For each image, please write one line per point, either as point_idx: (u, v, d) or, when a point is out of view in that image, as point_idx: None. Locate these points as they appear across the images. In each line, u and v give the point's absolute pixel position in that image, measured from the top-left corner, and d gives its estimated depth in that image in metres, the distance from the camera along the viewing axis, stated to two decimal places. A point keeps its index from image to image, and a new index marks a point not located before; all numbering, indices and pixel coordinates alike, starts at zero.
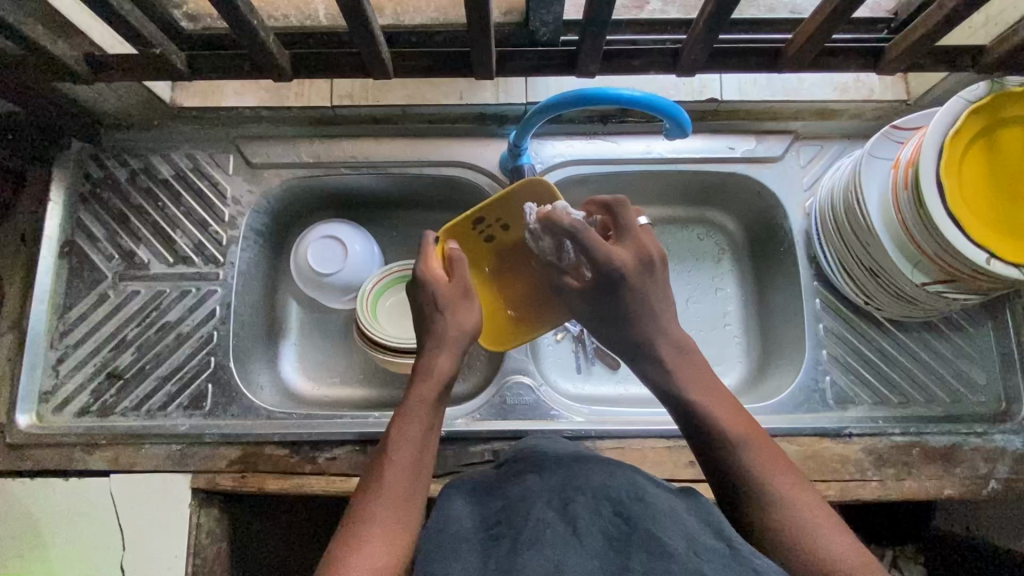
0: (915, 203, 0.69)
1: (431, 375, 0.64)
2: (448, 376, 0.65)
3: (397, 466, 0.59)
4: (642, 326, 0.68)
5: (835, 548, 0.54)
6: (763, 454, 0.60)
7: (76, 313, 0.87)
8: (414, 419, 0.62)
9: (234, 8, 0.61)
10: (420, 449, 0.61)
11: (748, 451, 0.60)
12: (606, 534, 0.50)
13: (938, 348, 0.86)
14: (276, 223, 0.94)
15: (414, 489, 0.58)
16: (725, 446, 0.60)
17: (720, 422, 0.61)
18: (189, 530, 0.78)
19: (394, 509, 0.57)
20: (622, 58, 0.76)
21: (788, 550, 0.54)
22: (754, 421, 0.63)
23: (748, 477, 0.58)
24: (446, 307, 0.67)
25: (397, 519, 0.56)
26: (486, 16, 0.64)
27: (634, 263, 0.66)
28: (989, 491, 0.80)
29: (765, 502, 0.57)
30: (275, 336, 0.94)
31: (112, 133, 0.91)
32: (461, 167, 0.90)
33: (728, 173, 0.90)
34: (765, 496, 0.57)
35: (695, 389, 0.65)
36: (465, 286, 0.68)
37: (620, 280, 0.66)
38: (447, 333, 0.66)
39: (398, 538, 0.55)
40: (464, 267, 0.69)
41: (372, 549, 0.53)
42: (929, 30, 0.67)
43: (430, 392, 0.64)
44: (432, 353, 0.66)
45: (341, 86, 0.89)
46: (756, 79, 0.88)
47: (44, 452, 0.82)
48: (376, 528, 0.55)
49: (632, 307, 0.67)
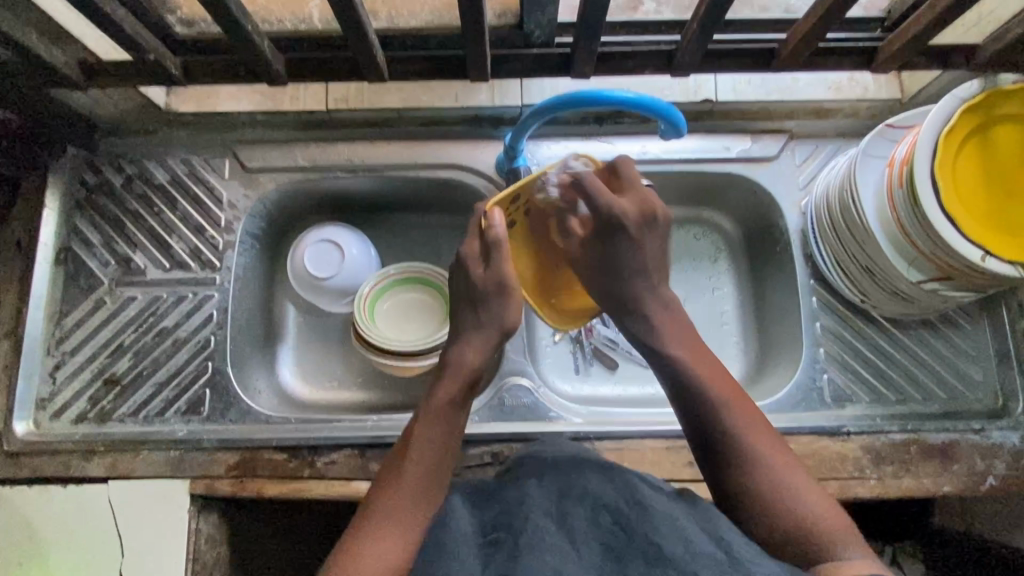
0: (910, 201, 0.69)
1: (459, 370, 0.66)
2: (475, 371, 0.66)
3: (418, 460, 0.61)
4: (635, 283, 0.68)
5: (816, 510, 0.57)
6: (746, 414, 0.62)
7: (73, 319, 0.87)
8: (437, 416, 0.63)
9: (228, 13, 0.61)
10: (441, 447, 0.62)
11: (733, 414, 0.62)
12: (604, 543, 0.51)
13: (935, 345, 0.86)
14: (272, 228, 0.94)
15: (431, 483, 0.60)
16: (710, 406, 0.62)
17: (704, 382, 0.63)
18: (189, 536, 0.78)
19: (412, 503, 0.59)
20: (616, 59, 0.76)
21: (774, 513, 0.57)
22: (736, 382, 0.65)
23: (735, 439, 0.60)
24: (484, 302, 0.66)
25: (413, 514, 0.58)
26: (480, 17, 0.64)
27: (635, 213, 0.67)
28: (986, 488, 0.80)
29: (750, 468, 0.59)
30: (273, 340, 0.94)
31: (107, 139, 0.90)
32: (456, 169, 0.90)
33: (724, 173, 0.90)
34: (750, 456, 0.60)
35: (682, 351, 0.66)
36: (504, 277, 0.66)
37: (622, 229, 0.67)
38: (485, 325, 0.67)
39: (409, 531, 0.56)
40: (504, 254, 0.66)
41: (387, 542, 0.55)
42: (923, 29, 0.67)
43: (455, 386, 0.65)
44: (463, 345, 0.67)
45: (336, 90, 0.90)
46: (749, 78, 0.89)
47: (42, 460, 0.81)
48: (390, 521, 0.57)
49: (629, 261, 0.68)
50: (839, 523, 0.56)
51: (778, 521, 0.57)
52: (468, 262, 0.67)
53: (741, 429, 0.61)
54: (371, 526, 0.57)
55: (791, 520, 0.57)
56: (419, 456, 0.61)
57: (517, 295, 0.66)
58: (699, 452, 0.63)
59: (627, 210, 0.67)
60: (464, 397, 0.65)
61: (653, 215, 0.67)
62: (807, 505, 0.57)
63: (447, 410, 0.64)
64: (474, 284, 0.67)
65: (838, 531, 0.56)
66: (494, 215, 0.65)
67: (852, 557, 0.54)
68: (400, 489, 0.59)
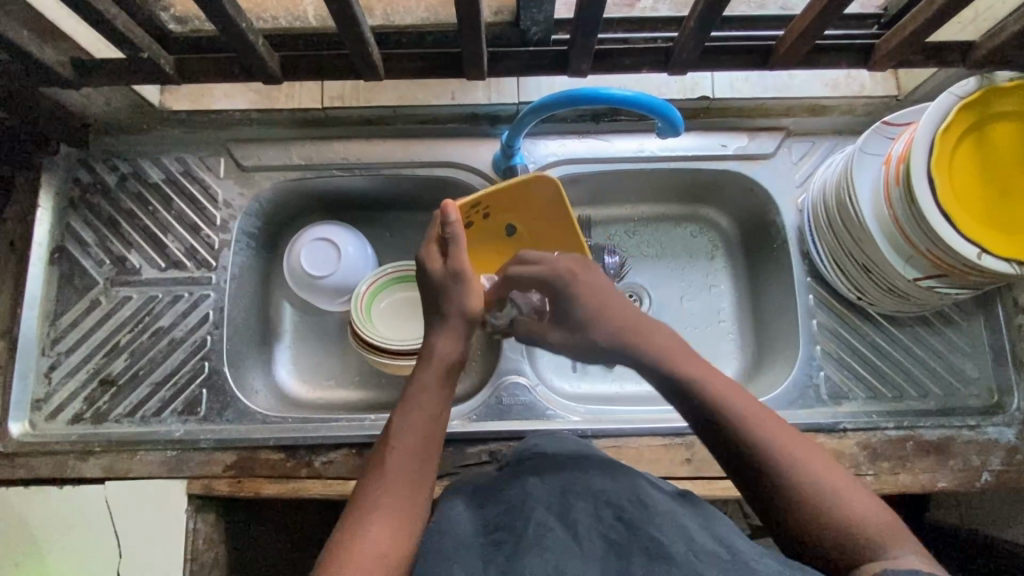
0: (906, 199, 0.69)
1: (435, 361, 0.66)
2: (448, 359, 0.66)
3: (400, 452, 0.60)
4: (602, 326, 0.67)
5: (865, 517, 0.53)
6: (774, 429, 0.58)
7: (68, 319, 0.86)
8: (414, 404, 0.63)
9: (223, 12, 0.61)
10: (425, 431, 0.62)
11: (763, 430, 0.58)
12: (606, 538, 0.51)
13: (930, 342, 0.87)
14: (268, 226, 0.94)
15: (417, 474, 0.60)
16: (735, 426, 0.58)
17: (727, 403, 0.59)
18: (186, 536, 0.78)
19: (399, 495, 0.58)
20: (612, 58, 0.76)
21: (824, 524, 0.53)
22: (757, 400, 0.61)
23: (771, 457, 0.56)
24: (444, 293, 0.67)
25: (403, 505, 0.58)
26: (476, 16, 0.64)
27: (573, 264, 0.69)
28: (982, 483, 0.80)
29: (790, 482, 0.55)
30: (269, 339, 0.94)
31: (100, 138, 0.90)
32: (453, 168, 0.89)
33: (720, 170, 0.90)
34: (787, 471, 0.55)
35: (696, 375, 0.62)
36: (462, 266, 0.66)
37: (560, 285, 0.68)
38: (451, 316, 0.67)
39: (401, 523, 0.56)
40: (461, 246, 0.66)
41: (375, 536, 0.54)
42: (919, 27, 0.67)
43: (433, 376, 0.65)
44: (433, 338, 0.67)
45: (331, 88, 0.89)
46: (747, 76, 0.88)
47: (39, 460, 0.81)
48: (382, 511, 0.56)
49: (586, 313, 0.68)
50: (882, 519, 0.53)
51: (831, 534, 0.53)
52: (423, 263, 0.68)
53: (774, 443, 0.57)
54: (357, 523, 0.56)
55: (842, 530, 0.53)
56: (401, 449, 0.61)
57: (474, 284, 0.68)
58: (741, 481, 0.58)
59: (563, 265, 0.69)
60: (443, 385, 0.65)
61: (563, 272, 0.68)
62: (851, 506, 0.54)
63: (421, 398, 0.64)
64: (432, 279, 0.67)
65: (881, 527, 0.53)
66: (451, 210, 0.64)
67: (899, 554, 0.51)
68: (387, 486, 0.58)
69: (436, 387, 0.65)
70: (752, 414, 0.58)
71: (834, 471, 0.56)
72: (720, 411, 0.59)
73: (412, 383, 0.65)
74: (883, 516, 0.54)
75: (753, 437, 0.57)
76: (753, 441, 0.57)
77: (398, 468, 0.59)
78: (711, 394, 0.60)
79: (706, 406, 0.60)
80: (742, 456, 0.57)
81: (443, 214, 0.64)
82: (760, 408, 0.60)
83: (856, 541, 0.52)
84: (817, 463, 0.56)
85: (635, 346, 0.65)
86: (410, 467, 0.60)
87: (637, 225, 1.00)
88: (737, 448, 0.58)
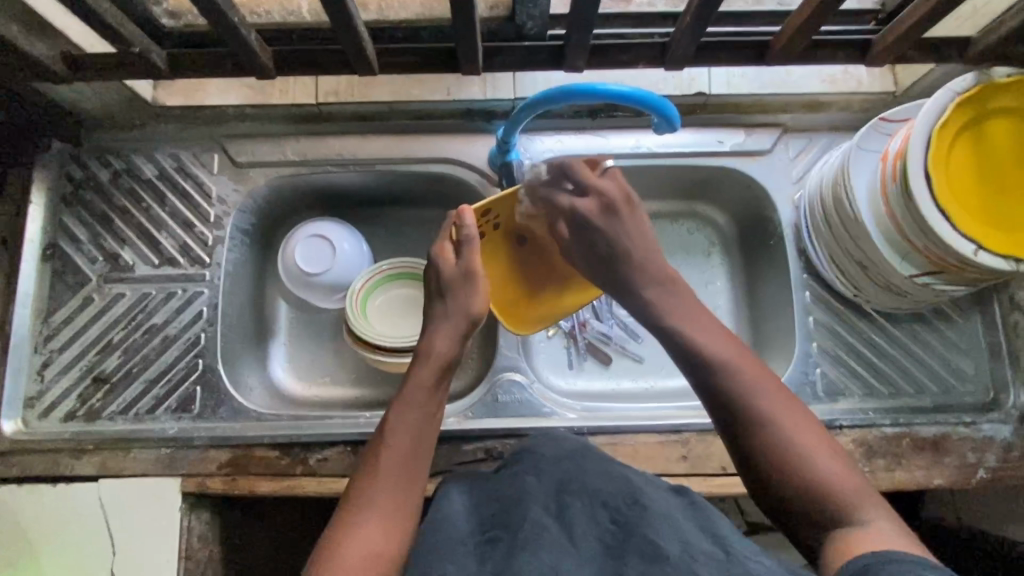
0: (903, 196, 0.69)
1: (433, 358, 0.65)
2: (446, 357, 0.65)
3: (394, 450, 0.60)
4: (627, 265, 0.68)
5: (835, 476, 0.54)
6: (756, 377, 0.59)
7: (61, 316, 0.86)
8: (411, 403, 0.63)
9: (216, 6, 0.61)
10: (418, 432, 0.62)
11: (744, 378, 0.58)
12: (602, 541, 0.50)
13: (927, 339, 0.87)
14: (263, 222, 0.93)
15: (410, 472, 0.59)
16: (715, 371, 0.59)
17: (709, 349, 0.60)
18: (180, 534, 0.77)
19: (391, 493, 0.58)
20: (609, 53, 0.75)
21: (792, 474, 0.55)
22: (746, 349, 0.62)
23: (749, 405, 0.57)
24: (451, 291, 0.67)
25: (392, 506, 0.57)
26: (471, 10, 0.64)
27: (596, 208, 0.70)
28: (977, 480, 0.80)
29: (773, 444, 0.56)
30: (264, 336, 0.93)
31: (93, 134, 0.89)
32: (448, 164, 0.89)
33: (717, 167, 0.90)
34: (763, 420, 0.57)
35: (684, 321, 0.64)
36: (474, 267, 0.67)
37: (585, 224, 0.70)
38: (453, 315, 0.67)
39: (391, 525, 0.56)
40: (475, 251, 0.68)
41: (365, 535, 0.55)
42: (916, 23, 0.67)
43: (430, 375, 0.64)
44: (432, 336, 0.66)
45: (327, 83, 0.89)
46: (744, 71, 0.89)
47: (31, 458, 0.81)
48: (370, 512, 0.56)
49: (614, 248, 0.69)
50: (856, 488, 0.54)
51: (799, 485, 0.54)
52: (436, 259, 0.68)
53: (762, 405, 0.57)
54: (351, 521, 0.56)
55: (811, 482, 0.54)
56: (394, 448, 0.60)
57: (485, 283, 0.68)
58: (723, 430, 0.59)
59: (585, 207, 0.70)
60: (440, 384, 0.65)
61: (613, 203, 0.69)
62: (828, 473, 0.55)
63: (417, 396, 0.63)
64: (442, 277, 0.68)
65: (857, 496, 0.54)
66: (466, 214, 0.67)
67: (870, 524, 0.52)
68: (376, 485, 0.58)
69: (432, 386, 0.64)
70: (735, 361, 0.59)
71: (816, 436, 0.57)
72: (705, 356, 0.60)
73: (409, 380, 0.65)
74: (859, 484, 0.55)
75: (741, 396, 0.58)
76: (737, 392, 0.58)
77: (391, 466, 0.59)
78: (697, 340, 0.61)
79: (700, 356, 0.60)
80: (720, 399, 0.59)
81: (459, 217, 0.68)
82: (754, 366, 0.60)
83: (823, 498, 0.54)
84: (800, 428, 0.56)
85: (638, 289, 0.67)
86: (403, 465, 0.59)
87: None
88: (716, 392, 0.59)
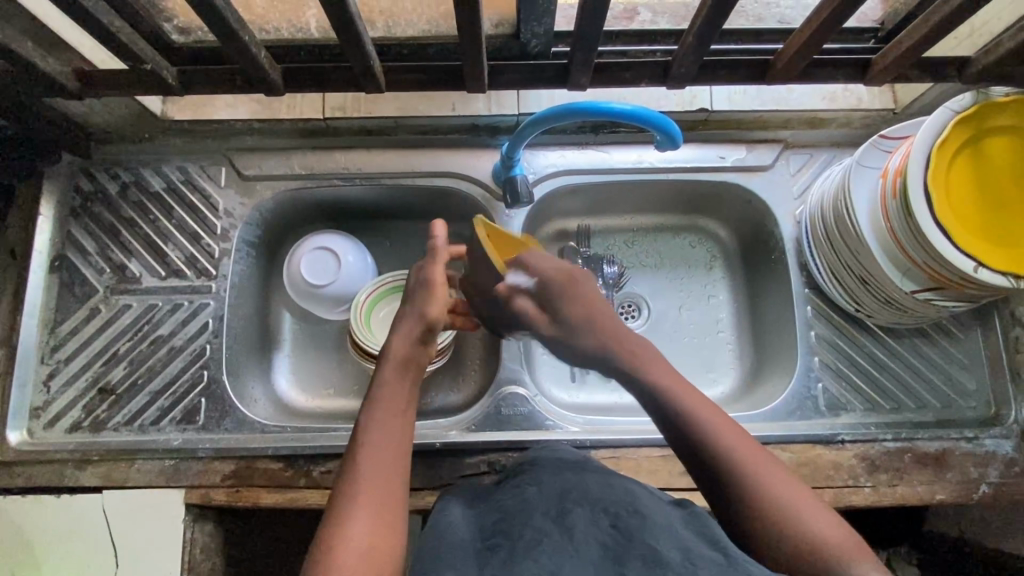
0: (903, 211, 0.70)
1: (395, 357, 0.66)
2: (412, 354, 0.66)
3: (372, 446, 0.59)
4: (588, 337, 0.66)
5: (822, 533, 0.53)
6: (740, 444, 0.58)
7: (67, 328, 0.86)
8: (384, 400, 0.63)
9: (227, 26, 0.62)
10: (394, 427, 0.61)
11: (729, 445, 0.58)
12: (603, 544, 0.50)
13: (928, 355, 0.87)
14: (270, 235, 0.94)
15: (390, 464, 0.58)
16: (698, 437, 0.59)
17: (686, 409, 0.60)
18: (183, 545, 0.78)
19: (374, 489, 0.56)
20: (611, 71, 0.77)
21: (775, 531, 0.54)
22: (728, 415, 0.61)
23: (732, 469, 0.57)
24: (412, 296, 0.69)
25: (379, 500, 0.55)
26: (477, 28, 0.64)
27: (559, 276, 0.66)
28: (979, 495, 0.80)
29: (751, 498, 0.55)
30: (269, 348, 0.94)
31: (103, 147, 0.90)
32: (454, 179, 0.90)
33: (718, 182, 0.91)
34: (749, 484, 0.56)
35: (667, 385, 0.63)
36: (433, 274, 0.69)
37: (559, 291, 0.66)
38: (412, 316, 0.68)
39: (380, 521, 0.54)
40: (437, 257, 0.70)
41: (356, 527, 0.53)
42: (916, 43, 0.68)
43: (396, 372, 0.64)
44: (393, 336, 0.67)
45: (334, 99, 0.88)
46: (746, 88, 0.89)
47: (37, 469, 0.81)
48: (357, 510, 0.54)
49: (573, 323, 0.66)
50: (850, 545, 0.52)
51: (786, 540, 0.53)
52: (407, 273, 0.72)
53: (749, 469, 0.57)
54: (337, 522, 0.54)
55: (797, 538, 0.53)
56: (370, 444, 0.59)
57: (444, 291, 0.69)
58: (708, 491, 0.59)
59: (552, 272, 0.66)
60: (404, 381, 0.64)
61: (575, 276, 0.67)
62: (811, 524, 0.53)
63: (388, 394, 0.63)
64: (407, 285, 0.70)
65: (848, 550, 0.51)
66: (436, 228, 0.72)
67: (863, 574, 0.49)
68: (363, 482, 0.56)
69: (394, 383, 0.64)
70: (721, 428, 0.59)
71: (797, 489, 0.56)
72: (687, 423, 0.60)
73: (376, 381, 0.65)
74: (845, 535, 0.53)
75: (727, 466, 0.57)
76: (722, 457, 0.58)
77: (370, 462, 0.58)
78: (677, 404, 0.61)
79: (684, 426, 0.60)
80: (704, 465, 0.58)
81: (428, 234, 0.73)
82: (727, 424, 0.60)
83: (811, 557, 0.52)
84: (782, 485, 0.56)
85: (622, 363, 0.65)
86: (382, 458, 0.58)
87: (637, 235, 1.00)
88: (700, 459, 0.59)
